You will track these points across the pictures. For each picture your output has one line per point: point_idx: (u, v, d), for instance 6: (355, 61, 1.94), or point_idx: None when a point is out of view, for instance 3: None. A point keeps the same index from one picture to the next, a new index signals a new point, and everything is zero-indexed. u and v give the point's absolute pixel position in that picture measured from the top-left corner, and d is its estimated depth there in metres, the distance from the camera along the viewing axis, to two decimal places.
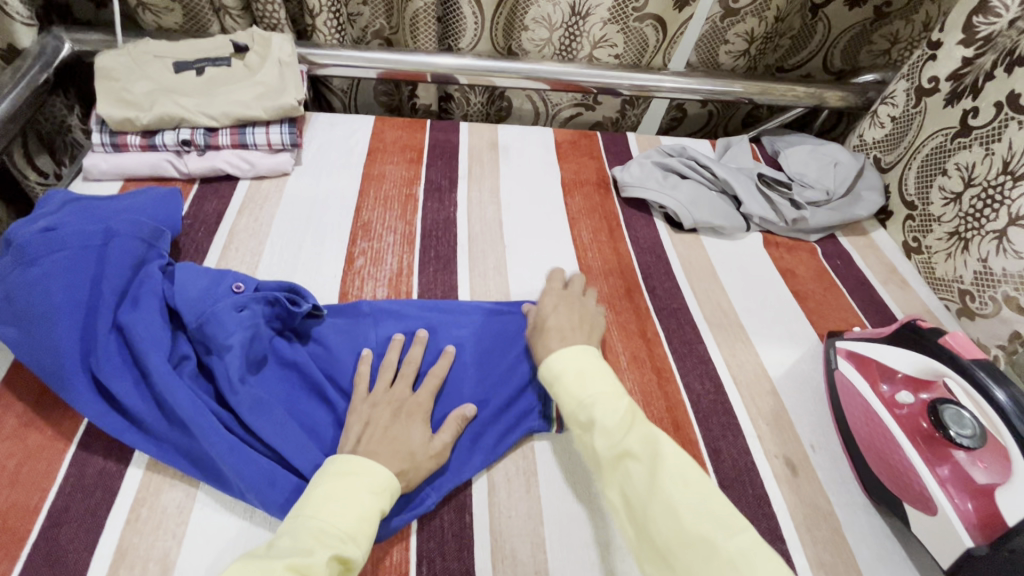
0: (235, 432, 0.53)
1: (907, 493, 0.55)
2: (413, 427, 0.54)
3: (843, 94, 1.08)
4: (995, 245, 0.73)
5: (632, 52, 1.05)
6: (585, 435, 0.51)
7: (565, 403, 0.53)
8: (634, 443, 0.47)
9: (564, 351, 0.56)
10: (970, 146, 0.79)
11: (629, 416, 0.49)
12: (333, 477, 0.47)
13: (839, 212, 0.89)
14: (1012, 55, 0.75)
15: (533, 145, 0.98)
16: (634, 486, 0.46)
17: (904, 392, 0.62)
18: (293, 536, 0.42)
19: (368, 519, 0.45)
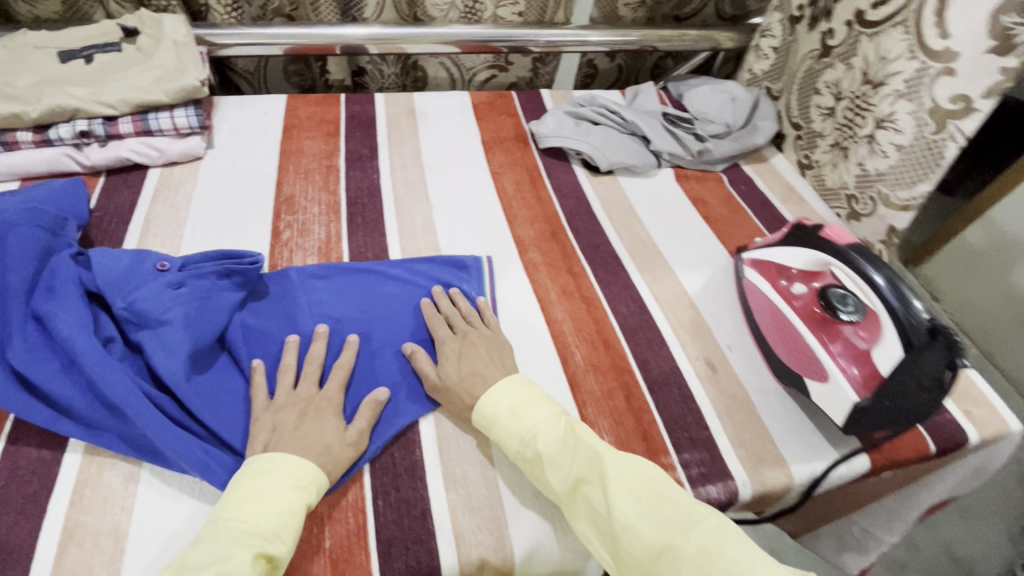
0: (170, 412, 0.54)
1: (806, 368, 0.62)
2: (326, 422, 0.53)
3: (732, 35, 1.18)
4: (869, 149, 0.81)
5: (534, 9, 1.07)
6: (537, 470, 0.52)
7: (507, 444, 0.53)
8: (580, 467, 0.50)
9: (496, 389, 0.56)
10: (834, 64, 0.86)
11: (569, 437, 0.52)
12: (255, 478, 0.47)
13: (738, 142, 0.97)
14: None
15: (450, 109, 1.00)
16: (594, 504, 0.49)
17: (799, 284, 0.68)
18: (212, 543, 0.43)
19: (294, 512, 0.46)
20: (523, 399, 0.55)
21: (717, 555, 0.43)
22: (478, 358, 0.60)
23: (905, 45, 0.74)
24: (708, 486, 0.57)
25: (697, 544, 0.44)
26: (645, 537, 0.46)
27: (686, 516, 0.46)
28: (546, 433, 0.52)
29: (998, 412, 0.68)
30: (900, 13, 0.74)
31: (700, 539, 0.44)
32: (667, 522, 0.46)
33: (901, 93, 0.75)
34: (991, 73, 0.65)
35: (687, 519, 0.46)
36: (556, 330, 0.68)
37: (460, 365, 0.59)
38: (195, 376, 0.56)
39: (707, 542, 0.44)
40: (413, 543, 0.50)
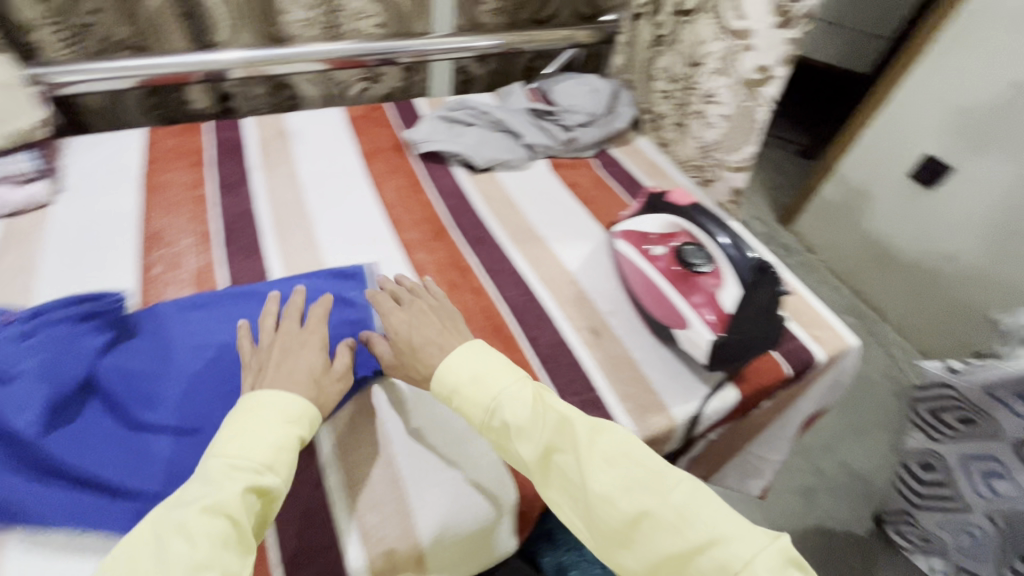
0: (26, 470, 0.50)
1: (671, 318, 0.69)
2: (312, 355, 0.57)
3: (591, 32, 1.27)
4: (701, 123, 0.93)
5: (394, 21, 1.11)
6: (503, 438, 0.53)
7: (472, 413, 0.54)
8: (551, 436, 0.51)
9: (456, 352, 0.57)
10: (665, 52, 0.99)
11: (537, 405, 0.53)
12: (246, 412, 0.49)
13: (602, 129, 1.05)
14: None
15: (325, 126, 1.00)
16: (566, 474, 0.50)
17: (659, 246, 0.74)
18: (202, 478, 0.44)
19: (285, 447, 0.48)
20: (485, 362, 0.56)
21: (692, 517, 0.46)
22: (428, 325, 0.62)
23: (714, 27, 0.85)
24: None
25: (673, 508, 0.46)
26: (621, 505, 0.47)
27: (660, 480, 0.48)
28: (513, 405, 0.52)
29: (837, 331, 0.79)
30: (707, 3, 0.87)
31: (676, 502, 0.46)
32: (639, 485, 0.48)
33: (718, 70, 0.87)
34: (778, 44, 0.78)
35: (660, 481, 0.48)
36: None
37: (417, 331, 0.61)
38: (58, 429, 0.53)
39: (682, 506, 0.46)
40: (318, 550, 0.51)
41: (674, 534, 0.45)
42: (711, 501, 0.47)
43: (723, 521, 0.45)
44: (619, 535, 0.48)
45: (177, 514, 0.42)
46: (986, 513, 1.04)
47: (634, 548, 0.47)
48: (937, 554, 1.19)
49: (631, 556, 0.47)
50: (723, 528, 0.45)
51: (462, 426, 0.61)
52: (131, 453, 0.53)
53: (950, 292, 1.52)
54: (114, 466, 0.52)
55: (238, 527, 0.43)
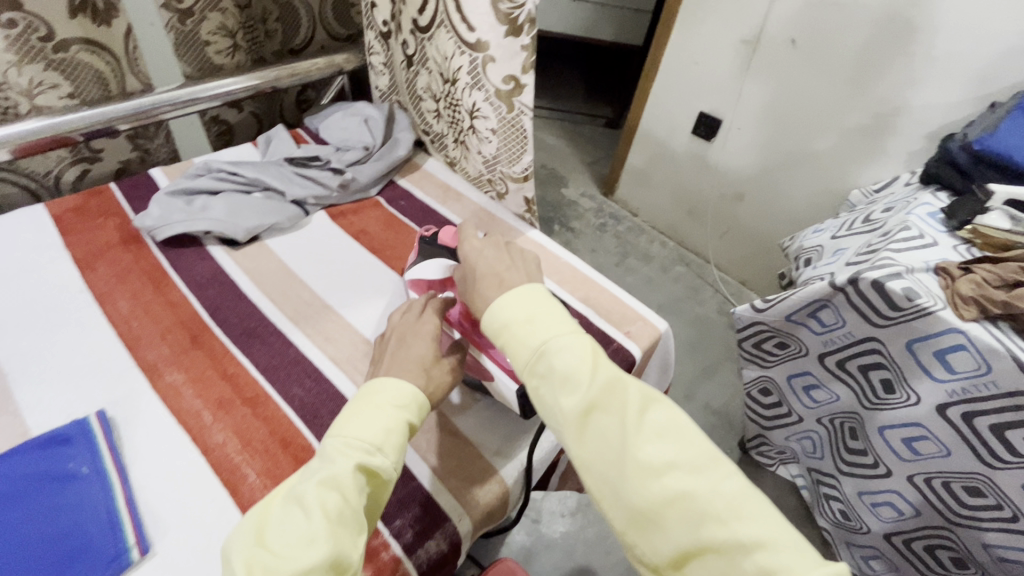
0: None
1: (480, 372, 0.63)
2: (422, 345, 0.54)
3: (351, 56, 1.17)
4: (478, 138, 0.88)
5: (91, 88, 0.91)
6: (543, 385, 0.46)
7: (517, 353, 0.48)
8: (598, 392, 0.44)
9: (512, 294, 0.50)
10: (422, 71, 0.92)
11: (593, 355, 0.46)
12: (373, 389, 0.49)
13: (382, 161, 0.96)
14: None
15: (15, 235, 0.77)
16: (610, 435, 0.43)
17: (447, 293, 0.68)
18: (323, 451, 0.45)
19: (394, 430, 0.46)
20: (544, 307, 0.49)
21: (736, 516, 0.39)
22: (491, 253, 0.56)
23: (454, 44, 0.79)
24: (426, 543, 0.53)
25: (723, 497, 0.40)
26: (662, 481, 0.41)
27: (716, 466, 0.42)
28: (565, 355, 0.46)
29: (646, 319, 0.81)
30: (435, 18, 0.81)
31: (722, 491, 0.40)
32: (687, 464, 0.41)
33: (471, 85, 0.81)
34: (518, 52, 0.75)
35: (711, 468, 0.42)
36: (218, 459, 0.57)
37: (480, 258, 0.56)
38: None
39: (730, 498, 0.40)
40: None
41: (722, 525, 0.39)
42: (762, 506, 0.40)
43: (773, 520, 0.39)
44: (654, 520, 0.41)
45: (301, 488, 0.43)
46: (816, 419, 1.16)
47: (664, 531, 0.40)
48: (793, 461, 1.28)
49: (657, 542, 0.41)
50: (774, 531, 0.38)
51: None
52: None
53: (749, 226, 1.69)
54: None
55: (349, 506, 0.42)
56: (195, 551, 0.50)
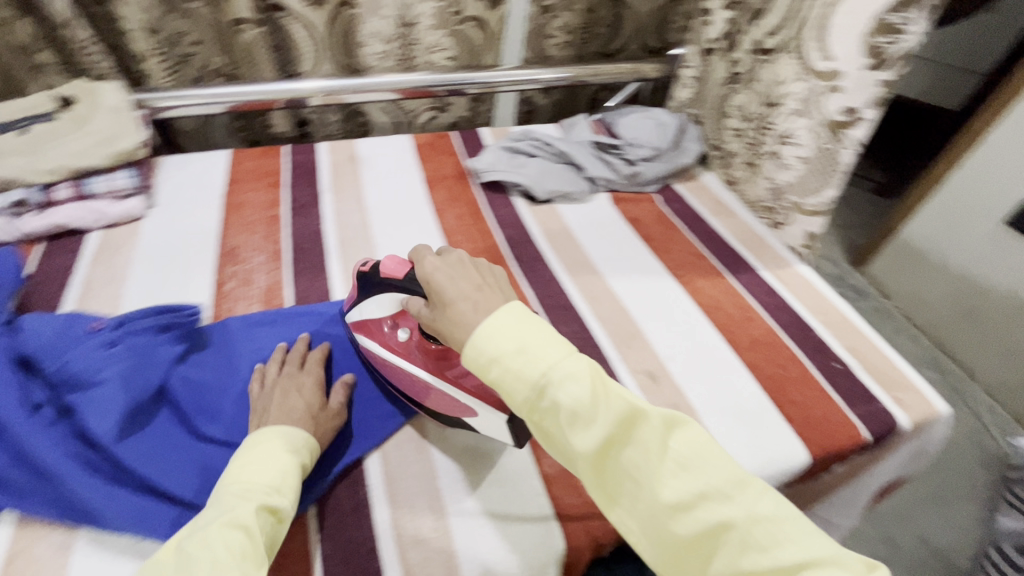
0: (107, 476, 0.53)
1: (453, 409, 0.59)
2: (308, 394, 0.58)
3: (659, 66, 1.23)
4: (776, 163, 0.89)
5: (464, 53, 1.12)
6: (550, 424, 0.44)
7: (518, 391, 0.44)
8: (616, 427, 0.42)
9: (486, 325, 0.46)
10: (740, 89, 0.94)
11: (598, 388, 0.43)
12: (254, 443, 0.50)
13: (668, 163, 1.03)
14: (755, 11, 0.90)
15: (392, 152, 1.04)
16: (633, 470, 0.43)
17: (399, 331, 0.64)
18: (219, 500, 0.45)
19: (291, 473, 0.49)
20: (535, 335, 0.45)
21: (774, 542, 0.39)
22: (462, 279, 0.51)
23: (796, 69, 0.82)
24: None
25: (758, 522, 0.40)
26: (693, 513, 0.41)
27: (747, 485, 0.42)
28: (570, 387, 0.43)
29: (922, 395, 0.72)
30: (786, 40, 0.83)
31: (757, 513, 0.40)
32: (716, 486, 0.41)
33: (799, 111, 0.82)
34: (870, 86, 0.73)
35: (741, 490, 0.41)
36: None
37: (449, 282, 0.50)
38: (131, 435, 0.55)
39: (766, 517, 0.40)
40: None
41: (761, 552, 0.39)
42: (800, 527, 0.40)
43: (809, 531, 0.40)
44: (688, 551, 0.41)
45: (198, 534, 0.42)
46: None
47: (700, 559, 0.41)
48: None
49: (691, 571, 0.42)
50: (814, 548, 0.39)
51: (508, 469, 0.59)
52: (192, 460, 0.55)
53: None
54: (173, 472, 0.54)
55: (256, 541, 0.43)
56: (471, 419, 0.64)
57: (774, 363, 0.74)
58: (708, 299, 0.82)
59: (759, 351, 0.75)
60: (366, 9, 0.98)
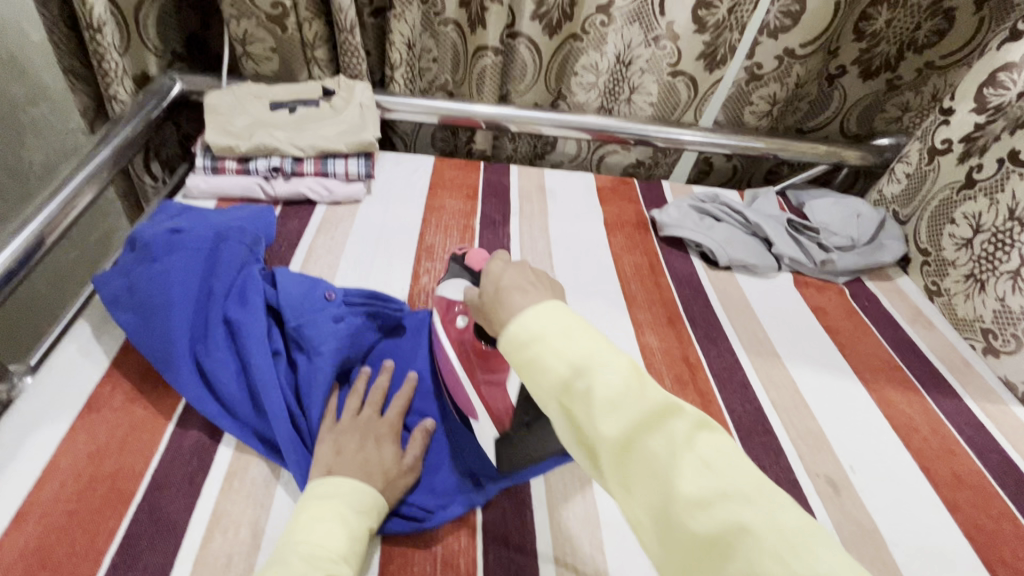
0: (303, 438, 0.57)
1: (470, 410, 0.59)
2: (384, 449, 0.55)
3: (861, 154, 1.16)
4: (1012, 285, 0.80)
5: (663, 106, 1.13)
6: (579, 414, 0.35)
7: (553, 372, 0.37)
8: (640, 414, 0.34)
9: (537, 306, 0.40)
10: (975, 197, 0.87)
11: (633, 375, 0.36)
12: (318, 501, 0.47)
13: (864, 258, 0.95)
14: (1019, 123, 0.82)
15: (576, 189, 1.07)
16: (653, 460, 0.32)
17: (460, 318, 0.61)
18: (286, 560, 0.41)
19: (359, 536, 0.47)
20: (578, 320, 0.39)
21: (805, 557, 0.27)
22: (527, 272, 0.45)
23: None
24: None
25: (781, 534, 0.28)
26: (711, 520, 0.30)
27: (771, 495, 0.31)
28: (609, 373, 0.35)
29: None
30: None
31: (782, 526, 0.29)
32: (744, 492, 0.30)
33: None
34: None
35: (770, 501, 0.30)
36: None
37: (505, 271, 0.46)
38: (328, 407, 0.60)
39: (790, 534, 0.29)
40: None
41: (783, 567, 0.27)
42: (836, 551, 0.28)
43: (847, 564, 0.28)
44: (702, 573, 0.29)
45: None
46: None
47: None
48: None
49: None
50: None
51: None
52: None
53: None
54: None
55: None
56: None
57: (980, 511, 0.64)
58: (901, 416, 0.74)
59: (962, 491, 0.66)
60: (591, 42, 1.02)
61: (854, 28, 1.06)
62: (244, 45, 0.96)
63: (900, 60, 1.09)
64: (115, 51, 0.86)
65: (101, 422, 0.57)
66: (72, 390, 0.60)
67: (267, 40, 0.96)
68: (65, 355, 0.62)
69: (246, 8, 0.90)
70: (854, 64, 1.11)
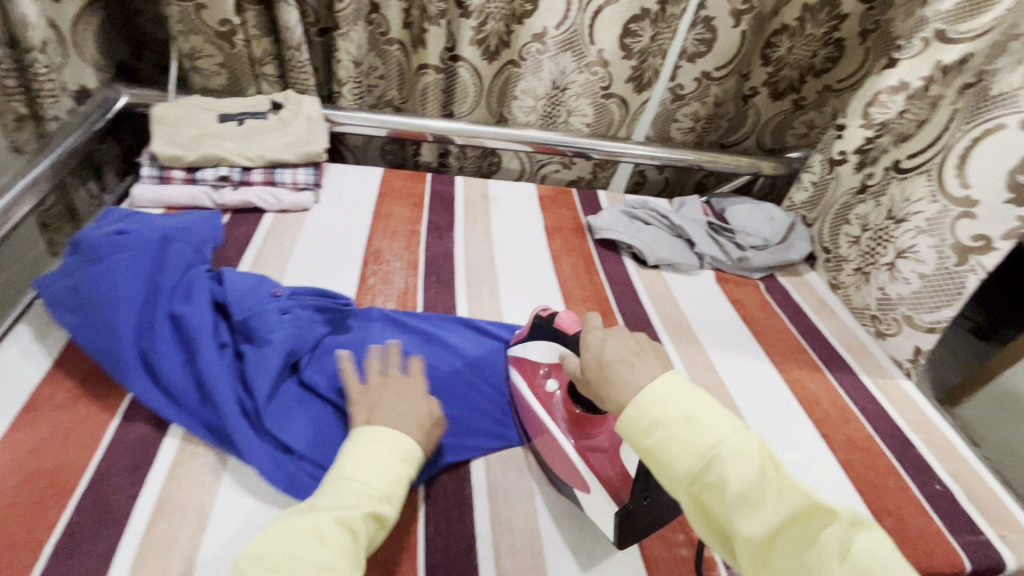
0: (251, 423, 0.60)
1: (571, 477, 0.60)
2: (415, 403, 0.58)
3: (775, 165, 1.28)
4: (891, 276, 0.92)
5: (601, 124, 1.21)
6: (714, 499, 0.44)
7: (682, 460, 0.45)
8: (785, 514, 0.42)
9: (653, 391, 0.48)
10: (866, 200, 1.00)
11: (765, 471, 0.43)
12: (364, 445, 0.51)
13: (776, 255, 1.06)
14: (903, 136, 0.95)
15: (519, 197, 1.14)
16: (800, 558, 0.40)
17: (551, 382, 0.69)
18: (333, 491, 0.48)
19: (399, 484, 0.51)
20: (701, 408, 0.46)
21: None
22: (625, 343, 0.54)
23: (928, 190, 0.87)
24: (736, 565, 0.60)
25: None
26: None
27: None
28: (740, 467, 0.43)
29: None
30: (925, 164, 0.88)
31: None
32: None
33: (922, 229, 0.86)
34: (1007, 219, 0.76)
35: None
36: None
37: (612, 343, 0.55)
38: (274, 396, 0.63)
39: None
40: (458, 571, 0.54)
41: None
42: None
43: None
44: None
45: (312, 519, 0.46)
46: None
47: None
48: None
49: None
50: None
51: None
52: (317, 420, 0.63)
53: None
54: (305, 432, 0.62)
55: (356, 539, 0.46)
56: None
57: (869, 469, 0.73)
58: (805, 391, 0.83)
59: (856, 453, 0.75)
60: (528, 68, 1.10)
61: (760, 53, 1.18)
62: (192, 60, 0.99)
63: (803, 83, 1.21)
64: (52, 71, 0.86)
65: (41, 421, 0.58)
66: (10, 391, 0.60)
67: (216, 56, 0.99)
68: (5, 357, 0.63)
69: (195, 24, 0.93)
70: (764, 86, 1.23)
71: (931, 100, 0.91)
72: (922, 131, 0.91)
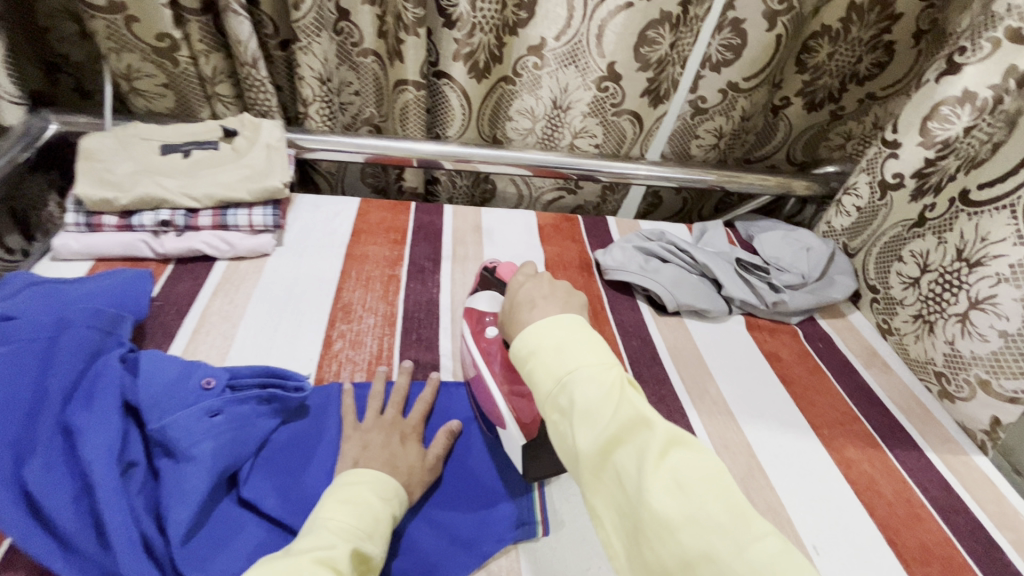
0: (165, 574, 0.46)
1: (496, 418, 0.62)
2: (410, 450, 0.58)
3: (808, 184, 1.12)
4: (961, 330, 0.77)
5: (611, 143, 1.06)
6: (564, 422, 0.43)
7: (541, 382, 0.45)
8: (619, 430, 0.40)
9: (537, 325, 0.48)
10: (924, 235, 0.83)
11: (616, 392, 0.42)
12: (346, 485, 0.49)
13: (816, 295, 0.90)
14: (972, 160, 0.78)
15: (516, 227, 1.00)
16: (626, 475, 0.39)
17: (492, 327, 0.68)
18: (314, 536, 0.42)
19: (383, 522, 0.47)
20: (572, 335, 0.46)
21: None
22: (539, 286, 0.56)
23: (1010, 231, 0.71)
24: None
25: (744, 557, 0.34)
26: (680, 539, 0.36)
27: (745, 515, 0.36)
28: (589, 388, 0.42)
29: None
30: (1010, 197, 0.72)
31: (749, 553, 0.34)
32: (711, 514, 0.36)
33: (1004, 277, 0.72)
34: None
35: (737, 521, 0.36)
36: None
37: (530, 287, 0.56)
38: (195, 528, 0.49)
39: (757, 560, 0.34)
40: None
41: None
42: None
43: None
44: None
45: (291, 558, 0.39)
46: None
47: None
48: None
49: None
50: None
51: None
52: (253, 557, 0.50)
53: None
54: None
55: None
56: (579, 562, 0.56)
57: None
58: (863, 477, 0.69)
59: (932, 565, 0.60)
60: (524, 85, 0.97)
61: (795, 60, 1.03)
62: (130, 81, 0.85)
63: (843, 91, 1.06)
64: None
65: None
66: None
67: (156, 75, 0.85)
68: None
69: (127, 40, 0.79)
70: (798, 96, 1.07)
71: (1005, 116, 0.74)
72: (994, 153, 0.74)
